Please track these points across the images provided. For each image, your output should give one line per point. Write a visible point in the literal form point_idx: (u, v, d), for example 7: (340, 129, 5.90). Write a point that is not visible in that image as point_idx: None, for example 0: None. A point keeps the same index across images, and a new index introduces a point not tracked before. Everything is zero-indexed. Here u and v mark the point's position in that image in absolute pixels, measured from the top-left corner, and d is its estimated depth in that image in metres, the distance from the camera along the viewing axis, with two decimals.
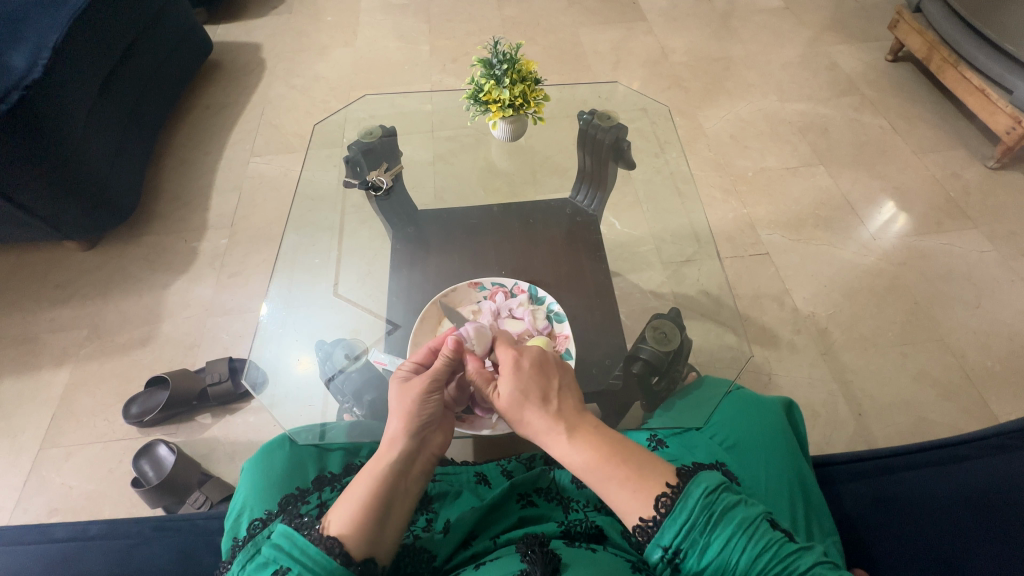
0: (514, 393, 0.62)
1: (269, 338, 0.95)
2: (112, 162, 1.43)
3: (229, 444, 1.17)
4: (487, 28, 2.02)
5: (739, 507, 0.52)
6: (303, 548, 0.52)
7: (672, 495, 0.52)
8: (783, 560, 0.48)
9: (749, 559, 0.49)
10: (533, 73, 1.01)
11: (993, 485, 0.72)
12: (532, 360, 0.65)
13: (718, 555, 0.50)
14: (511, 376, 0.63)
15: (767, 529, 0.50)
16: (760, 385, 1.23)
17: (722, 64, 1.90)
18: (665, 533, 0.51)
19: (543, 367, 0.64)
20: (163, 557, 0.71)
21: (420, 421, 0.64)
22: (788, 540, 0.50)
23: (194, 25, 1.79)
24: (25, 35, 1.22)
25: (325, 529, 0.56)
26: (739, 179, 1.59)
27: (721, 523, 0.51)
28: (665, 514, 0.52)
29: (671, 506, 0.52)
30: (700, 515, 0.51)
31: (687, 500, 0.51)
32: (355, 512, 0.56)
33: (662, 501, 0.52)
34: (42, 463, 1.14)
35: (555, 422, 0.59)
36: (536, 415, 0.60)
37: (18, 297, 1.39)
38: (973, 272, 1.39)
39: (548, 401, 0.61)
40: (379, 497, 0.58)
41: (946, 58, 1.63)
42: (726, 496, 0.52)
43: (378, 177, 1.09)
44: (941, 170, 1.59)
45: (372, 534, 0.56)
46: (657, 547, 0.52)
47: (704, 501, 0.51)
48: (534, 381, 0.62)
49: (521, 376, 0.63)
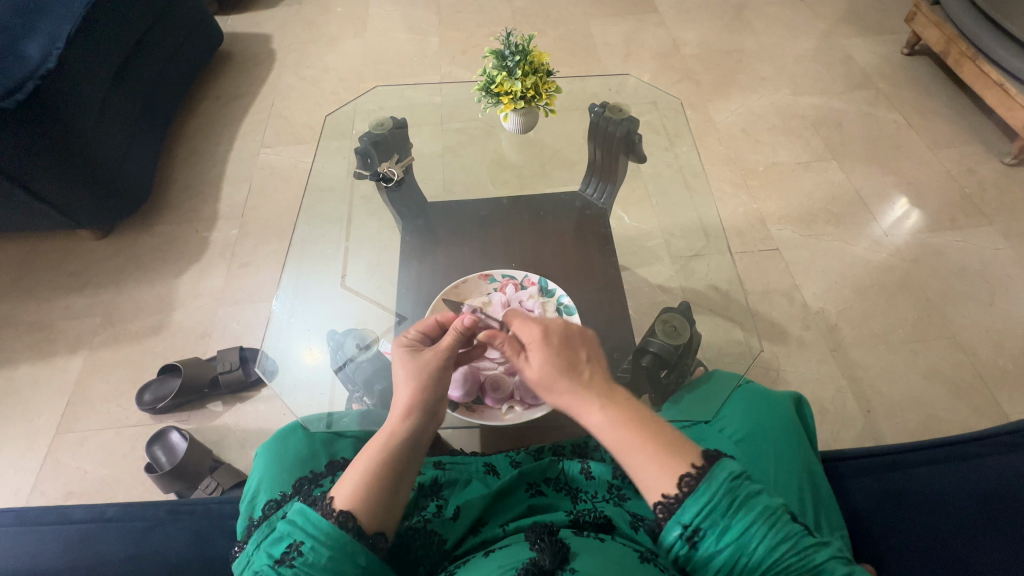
0: (543, 367, 0.62)
1: (279, 328, 0.96)
2: (124, 152, 1.44)
3: (240, 431, 1.19)
4: (498, 19, 2.01)
5: (761, 495, 0.51)
6: (316, 523, 0.54)
7: (697, 475, 0.51)
8: (803, 552, 0.49)
9: (767, 546, 0.49)
10: (546, 65, 1.01)
11: (1003, 484, 0.71)
12: (556, 334, 0.65)
13: (737, 538, 0.50)
14: (540, 350, 0.63)
15: (787, 520, 0.51)
16: (768, 380, 1.22)
17: (734, 56, 1.88)
18: (686, 511, 0.51)
19: (568, 340, 0.65)
20: (179, 540, 0.73)
21: (434, 394, 0.65)
22: (806, 535, 0.50)
23: (206, 15, 1.80)
24: (40, 25, 1.23)
25: (333, 500, 0.56)
26: (750, 173, 1.58)
27: (744, 509, 0.50)
28: (689, 493, 0.51)
29: (694, 486, 0.51)
30: (723, 498, 0.50)
31: (713, 483, 0.51)
32: (368, 483, 0.57)
33: (686, 480, 0.51)
34: (57, 448, 1.16)
35: (586, 394, 0.59)
36: (566, 386, 0.60)
37: (33, 284, 1.41)
38: (987, 269, 1.37)
39: (577, 372, 0.61)
40: (392, 470, 0.58)
41: (965, 51, 1.60)
42: (749, 483, 0.52)
43: (389, 168, 1.10)
44: (956, 166, 1.57)
45: (381, 507, 0.56)
46: (676, 525, 0.51)
47: (729, 485, 0.50)
48: (561, 353, 0.63)
49: (549, 349, 0.63)
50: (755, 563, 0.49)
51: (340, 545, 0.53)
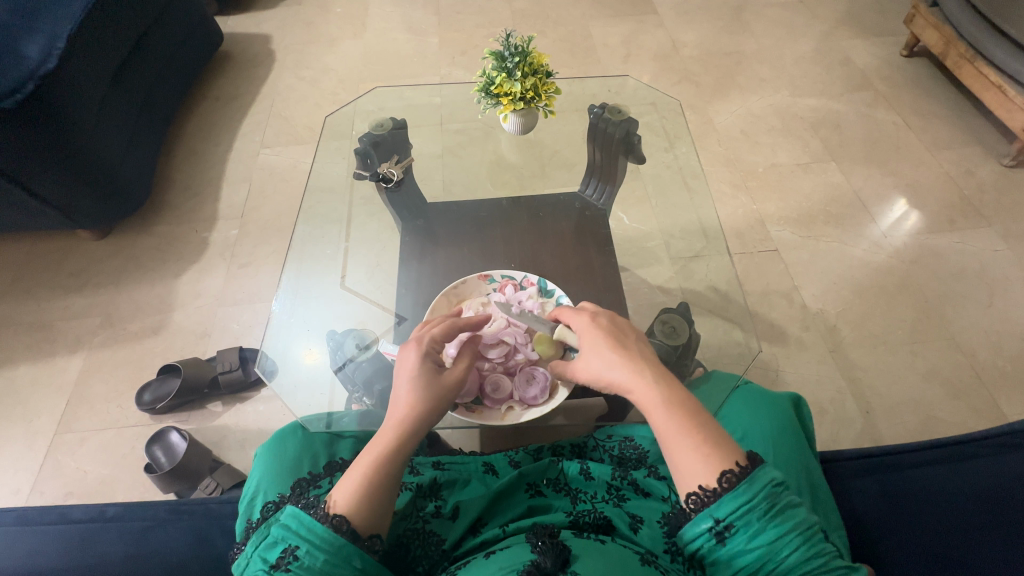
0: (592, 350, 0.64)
1: (278, 328, 0.96)
2: (124, 152, 1.44)
3: (239, 431, 1.19)
4: (497, 21, 2.02)
5: (800, 508, 0.52)
6: (309, 526, 0.54)
7: (738, 473, 0.52)
8: (830, 571, 0.49)
9: (798, 558, 0.49)
10: (545, 66, 1.01)
11: (1002, 485, 0.72)
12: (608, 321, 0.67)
13: (769, 543, 0.50)
14: (591, 333, 0.66)
15: (820, 539, 0.51)
16: (767, 381, 1.23)
17: (733, 58, 1.88)
18: (721, 506, 0.51)
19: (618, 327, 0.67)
20: (179, 540, 0.73)
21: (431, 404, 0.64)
22: (837, 558, 0.51)
23: (206, 16, 1.80)
24: (40, 25, 1.23)
25: (330, 504, 0.56)
26: (749, 174, 1.58)
27: (780, 516, 0.51)
28: (728, 489, 0.51)
29: (734, 484, 0.51)
30: (761, 503, 0.51)
31: (753, 485, 0.51)
32: (361, 490, 0.56)
33: (727, 477, 0.52)
34: (56, 448, 1.17)
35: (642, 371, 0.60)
36: (618, 364, 0.62)
37: (33, 285, 1.41)
38: (986, 271, 1.38)
39: (628, 353, 0.63)
40: (385, 477, 0.58)
41: (963, 53, 1.61)
42: (788, 495, 0.52)
43: (389, 169, 1.10)
44: (955, 167, 1.57)
45: (377, 510, 0.57)
46: (708, 517, 0.52)
47: (770, 491, 0.51)
48: (611, 336, 0.65)
49: (601, 334, 0.65)
50: (781, 571, 0.50)
51: (335, 548, 0.53)
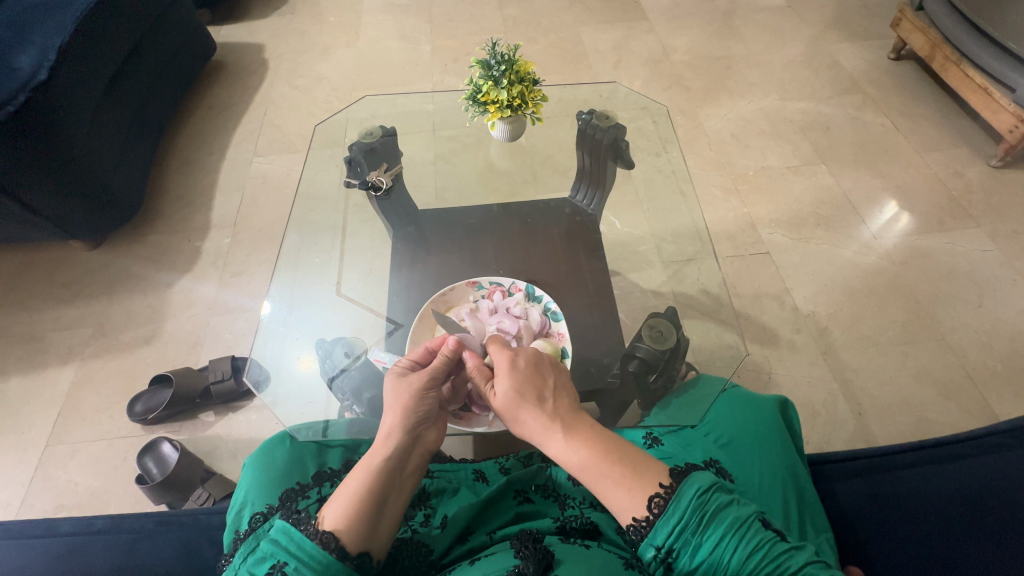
0: (508, 394, 0.64)
1: (271, 337, 0.96)
2: (116, 162, 1.44)
3: (232, 441, 1.19)
4: (488, 28, 2.03)
5: (731, 507, 0.52)
6: (299, 543, 0.53)
7: (665, 496, 0.53)
8: (774, 559, 0.49)
9: (740, 558, 0.49)
10: (532, 74, 1.02)
11: (988, 484, 0.72)
12: (527, 361, 0.68)
13: (710, 553, 0.50)
14: (506, 377, 0.66)
15: (758, 529, 0.51)
16: (759, 383, 1.23)
17: (723, 63, 1.90)
18: (657, 533, 0.52)
19: (537, 367, 0.68)
20: (167, 552, 0.73)
21: (418, 418, 0.66)
22: (780, 540, 0.50)
23: (198, 26, 1.81)
24: (31, 39, 1.24)
25: (319, 522, 0.56)
26: (740, 178, 1.59)
27: (714, 522, 0.51)
28: (659, 515, 0.52)
29: (663, 508, 0.52)
30: (692, 515, 0.51)
31: (680, 501, 0.52)
32: (352, 505, 0.57)
33: (654, 502, 0.53)
34: (47, 461, 1.16)
35: (550, 420, 0.61)
36: (531, 413, 0.63)
37: (24, 296, 1.41)
38: (975, 271, 1.38)
39: (541, 400, 0.64)
40: (375, 491, 0.59)
41: (949, 56, 1.62)
42: (718, 496, 0.52)
43: (378, 176, 1.09)
44: (943, 169, 1.59)
45: (368, 526, 0.57)
46: (649, 546, 0.53)
47: (696, 502, 0.51)
48: (527, 381, 0.65)
49: (516, 376, 0.66)
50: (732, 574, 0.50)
51: (323, 565, 0.52)
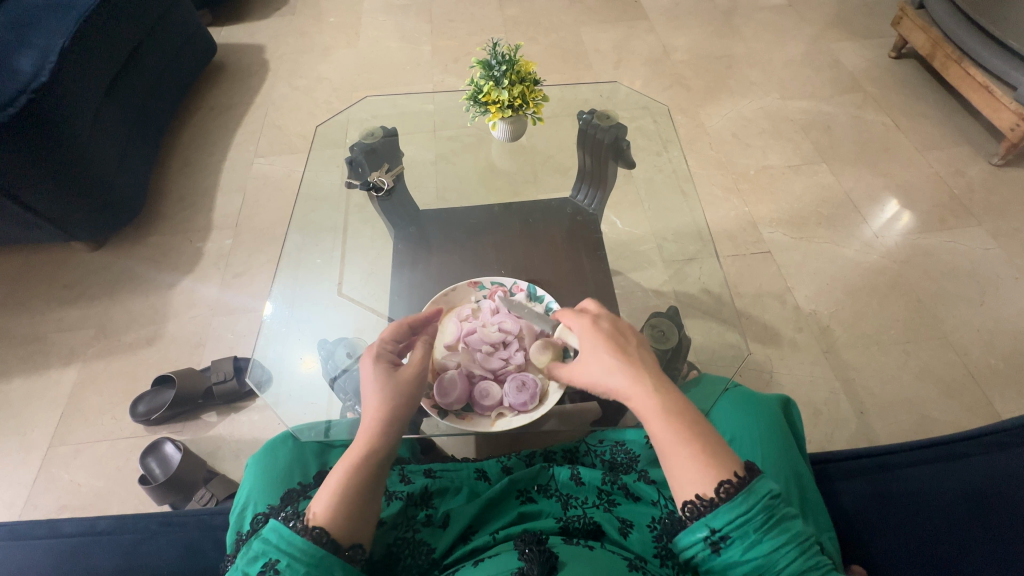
0: (590, 346, 0.65)
1: (274, 337, 0.96)
2: (118, 163, 1.44)
3: (234, 441, 1.19)
4: (489, 28, 2.03)
5: (796, 521, 0.52)
6: (290, 540, 0.54)
7: (735, 485, 0.52)
8: None
9: (795, 568, 0.49)
10: (533, 74, 1.02)
11: (991, 482, 0.72)
12: (608, 322, 0.68)
13: (764, 554, 0.50)
14: (592, 333, 0.66)
15: (816, 554, 0.51)
16: (760, 383, 1.23)
17: (724, 62, 1.89)
18: (718, 517, 0.51)
19: (619, 331, 0.67)
20: (170, 552, 0.73)
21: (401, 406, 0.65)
22: (832, 570, 0.51)
23: (199, 27, 1.81)
24: (33, 41, 1.24)
25: (309, 517, 0.56)
26: (741, 177, 1.59)
27: (775, 528, 0.51)
28: (724, 499, 0.51)
29: (731, 495, 0.51)
30: (758, 514, 0.51)
31: (751, 497, 0.51)
32: (339, 498, 0.57)
33: (723, 487, 0.52)
34: (51, 461, 1.16)
35: (636, 375, 0.61)
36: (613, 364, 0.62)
37: (27, 296, 1.41)
38: (977, 270, 1.38)
39: (625, 355, 0.64)
40: (361, 482, 0.58)
41: (950, 54, 1.62)
42: (786, 507, 0.53)
43: (379, 177, 1.09)
44: (945, 167, 1.58)
45: (356, 517, 0.57)
46: (704, 526, 0.52)
47: (767, 504, 0.51)
48: (610, 336, 0.65)
49: (600, 333, 0.66)
50: None
51: (315, 560, 0.53)
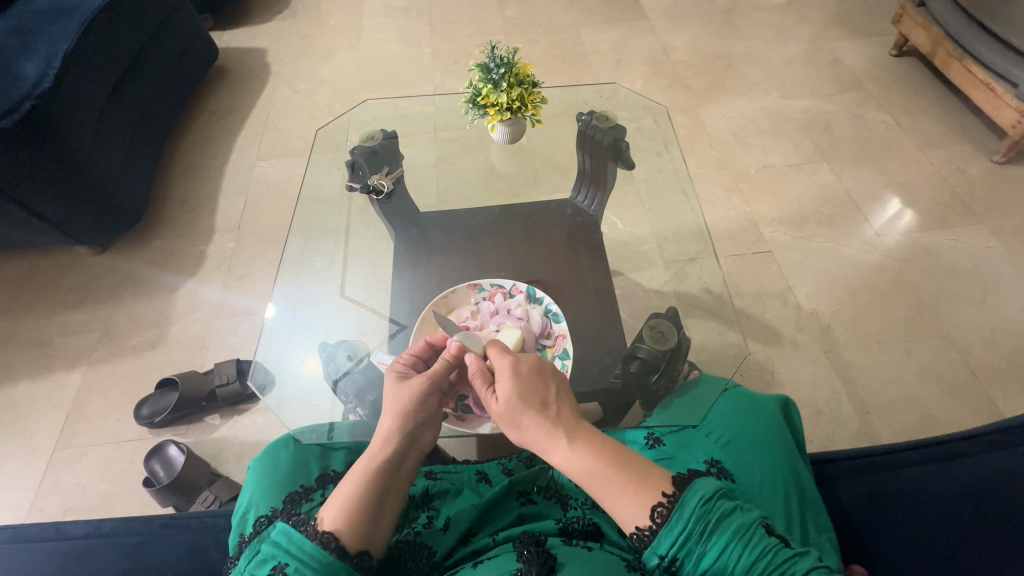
0: (510, 399, 0.63)
1: (277, 340, 0.97)
2: (121, 168, 1.45)
3: (238, 443, 1.20)
4: (488, 30, 2.04)
5: (734, 514, 0.53)
6: (300, 544, 0.54)
7: (668, 505, 0.53)
8: (779, 565, 0.49)
9: (745, 564, 0.50)
10: (531, 76, 1.02)
11: (989, 483, 0.72)
12: (526, 367, 0.67)
13: (715, 561, 0.51)
14: (509, 381, 0.65)
15: (761, 536, 0.51)
16: (761, 382, 1.23)
17: (724, 61, 1.89)
18: (661, 543, 0.53)
19: (539, 374, 0.67)
20: (173, 554, 0.73)
21: (416, 420, 0.66)
22: (783, 547, 0.51)
23: (201, 31, 1.82)
24: (37, 47, 1.25)
25: (319, 522, 0.57)
26: (740, 177, 1.59)
27: (716, 532, 0.52)
28: (661, 524, 0.53)
29: (666, 517, 0.53)
30: (696, 524, 0.52)
31: (683, 510, 0.53)
32: (348, 507, 0.57)
33: (659, 511, 0.53)
34: (56, 464, 1.17)
35: (551, 428, 0.61)
36: (532, 420, 0.62)
37: (32, 300, 1.42)
38: (979, 268, 1.38)
39: (546, 406, 0.63)
40: (372, 492, 0.59)
41: (951, 52, 1.62)
42: (722, 503, 0.53)
43: (379, 180, 1.09)
44: (946, 165, 1.58)
45: (365, 526, 0.57)
46: (653, 555, 0.53)
47: (700, 509, 0.52)
48: (530, 387, 0.64)
49: (518, 381, 0.65)
50: None
51: (323, 564, 0.53)
